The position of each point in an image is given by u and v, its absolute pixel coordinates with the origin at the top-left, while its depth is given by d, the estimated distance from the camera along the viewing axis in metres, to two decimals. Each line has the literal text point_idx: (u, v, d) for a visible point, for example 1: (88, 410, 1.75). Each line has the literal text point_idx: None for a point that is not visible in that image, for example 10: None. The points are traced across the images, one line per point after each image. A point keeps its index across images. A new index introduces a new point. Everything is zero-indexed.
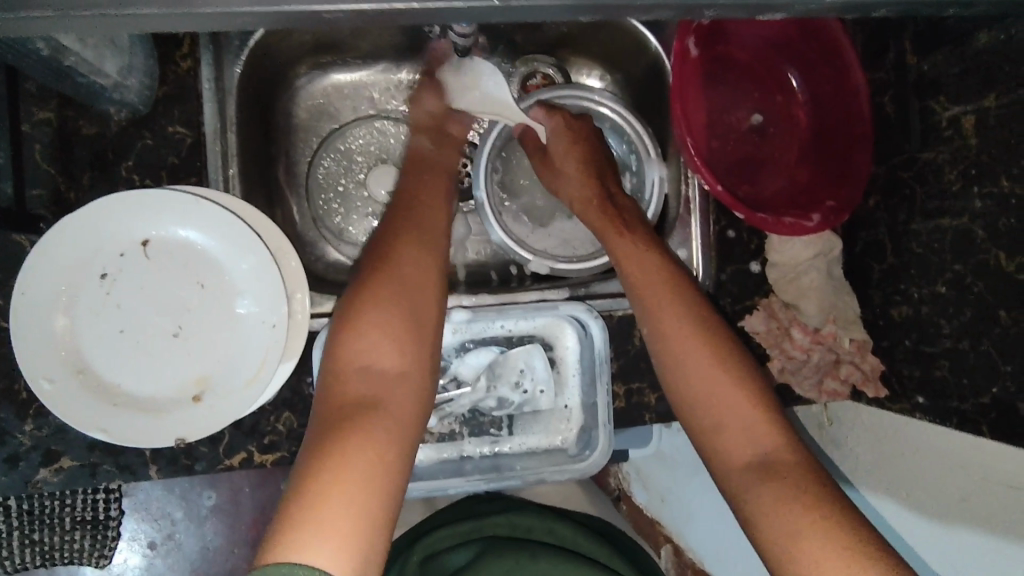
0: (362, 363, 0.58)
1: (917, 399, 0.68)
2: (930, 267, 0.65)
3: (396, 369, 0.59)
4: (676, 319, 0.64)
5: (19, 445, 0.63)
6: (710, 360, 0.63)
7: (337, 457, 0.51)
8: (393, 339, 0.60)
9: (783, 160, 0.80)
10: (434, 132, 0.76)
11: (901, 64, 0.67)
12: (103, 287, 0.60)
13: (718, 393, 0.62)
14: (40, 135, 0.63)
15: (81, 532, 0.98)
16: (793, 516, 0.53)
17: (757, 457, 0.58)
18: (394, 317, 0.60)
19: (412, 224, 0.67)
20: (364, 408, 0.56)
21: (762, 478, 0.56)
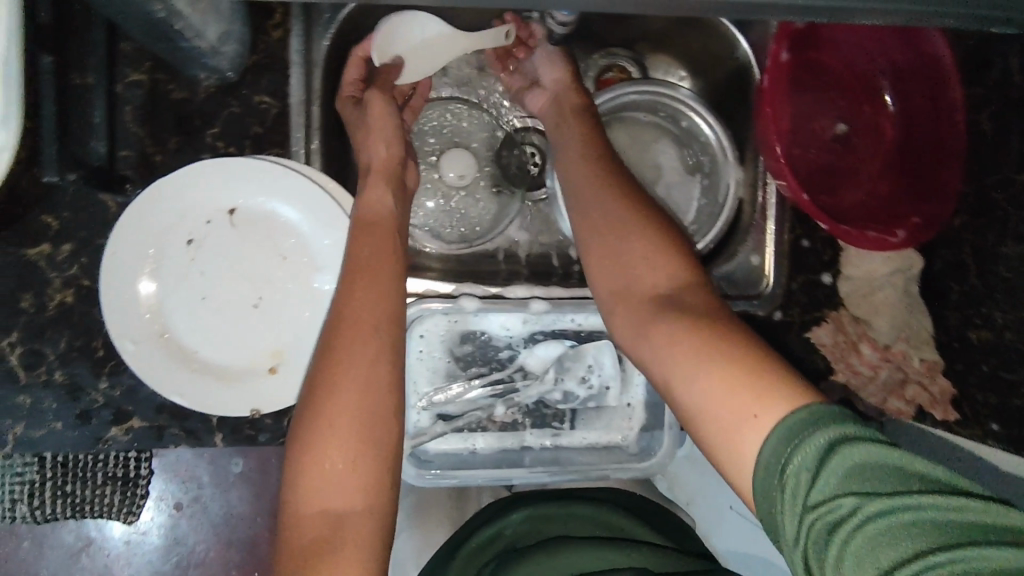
0: (318, 500, 0.51)
1: (991, 426, 0.67)
2: (1019, 293, 0.64)
3: (356, 497, 0.51)
4: (601, 215, 0.63)
5: (92, 401, 0.64)
6: (646, 258, 0.59)
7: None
8: (349, 461, 0.51)
9: (866, 172, 0.78)
10: (394, 180, 0.66)
11: (1005, 80, 0.64)
12: (188, 252, 0.60)
13: (636, 264, 0.60)
14: (130, 95, 0.63)
15: (113, 487, 1.00)
16: (694, 354, 0.51)
17: (660, 296, 0.57)
18: (347, 436, 0.52)
19: (359, 300, 0.56)
20: (320, 555, 0.49)
21: (665, 319, 0.55)
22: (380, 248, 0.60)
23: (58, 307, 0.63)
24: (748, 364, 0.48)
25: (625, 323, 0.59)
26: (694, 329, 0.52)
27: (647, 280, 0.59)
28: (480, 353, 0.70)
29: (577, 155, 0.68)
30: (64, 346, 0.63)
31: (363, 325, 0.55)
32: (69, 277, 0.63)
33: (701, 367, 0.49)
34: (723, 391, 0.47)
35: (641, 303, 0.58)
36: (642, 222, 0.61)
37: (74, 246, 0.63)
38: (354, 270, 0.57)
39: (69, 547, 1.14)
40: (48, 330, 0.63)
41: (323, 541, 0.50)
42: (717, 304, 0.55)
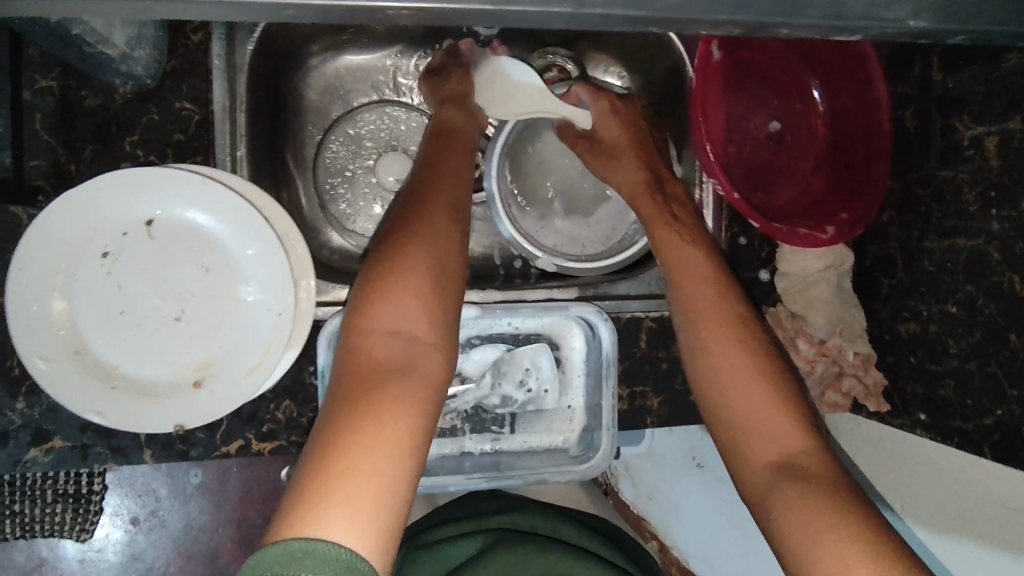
0: (388, 323, 0.56)
1: (919, 416, 0.68)
2: (941, 286, 0.65)
3: (424, 332, 0.57)
4: (727, 369, 0.62)
5: (9, 422, 0.62)
6: (777, 427, 0.59)
7: (360, 416, 0.50)
8: (423, 301, 0.58)
9: (799, 169, 0.79)
10: (460, 104, 0.74)
11: (925, 79, 0.65)
12: (104, 265, 0.58)
13: (761, 420, 0.60)
14: (40, 103, 0.61)
15: (63, 504, 0.96)
16: (814, 523, 0.51)
17: (784, 463, 0.57)
18: (424, 279, 0.58)
19: (440, 188, 0.65)
20: (391, 368, 0.54)
21: (791, 482, 0.55)
22: (456, 155, 0.70)
23: None
24: (871, 545, 0.47)
25: (744, 483, 0.59)
26: (815, 501, 0.52)
27: (768, 442, 0.59)
28: None
29: (690, 270, 0.67)
30: None
31: (444, 204, 0.64)
32: None
33: (829, 538, 0.49)
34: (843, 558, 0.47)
35: (761, 466, 0.58)
36: (768, 381, 0.61)
37: None
38: (436, 170, 0.67)
39: (20, 568, 1.10)
40: None
41: (388, 359, 0.54)
42: (846, 480, 0.54)
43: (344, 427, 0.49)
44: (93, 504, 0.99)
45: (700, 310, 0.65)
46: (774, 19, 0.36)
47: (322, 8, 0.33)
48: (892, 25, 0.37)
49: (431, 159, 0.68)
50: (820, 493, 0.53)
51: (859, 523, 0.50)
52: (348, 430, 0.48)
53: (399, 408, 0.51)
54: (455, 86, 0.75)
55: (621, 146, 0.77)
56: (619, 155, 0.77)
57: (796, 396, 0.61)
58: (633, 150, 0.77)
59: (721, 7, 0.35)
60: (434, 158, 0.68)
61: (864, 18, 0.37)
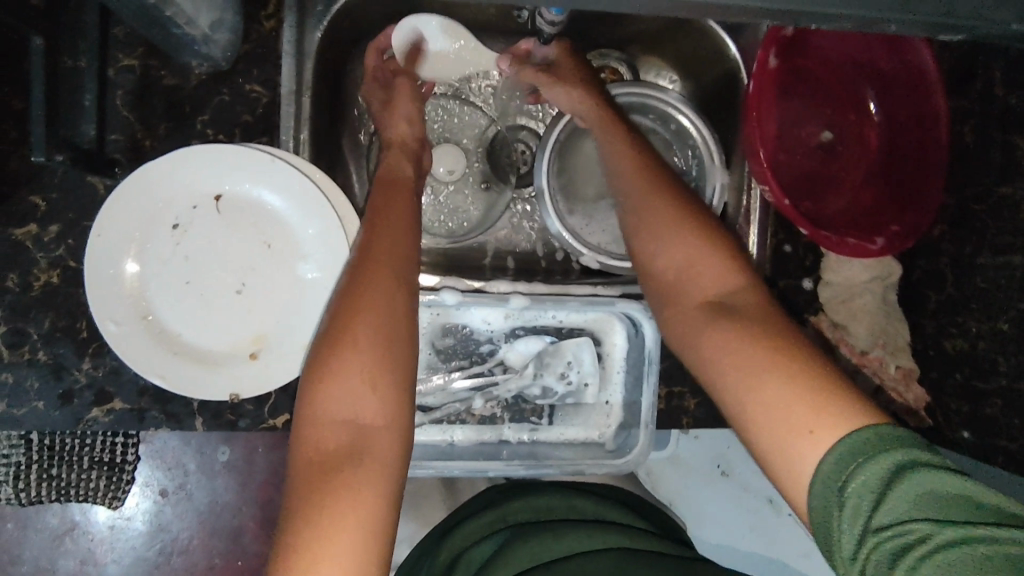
0: (336, 411, 0.53)
1: (963, 434, 0.68)
2: (993, 303, 0.65)
3: (377, 416, 0.54)
4: (670, 260, 0.61)
5: (74, 381, 0.65)
6: (709, 270, 0.59)
7: (312, 522, 0.49)
8: (370, 382, 0.54)
9: (849, 180, 0.79)
10: (409, 153, 0.73)
11: (987, 93, 0.65)
12: (173, 237, 0.60)
13: (695, 265, 0.60)
14: (122, 80, 0.64)
15: (98, 472, 1.00)
16: (748, 358, 0.51)
17: (719, 297, 0.57)
18: (371, 359, 0.55)
19: (387, 241, 0.60)
20: (343, 461, 0.52)
21: (721, 321, 0.55)
22: (399, 201, 0.65)
23: (43, 288, 0.64)
24: (810, 381, 0.48)
25: (678, 315, 0.60)
26: (755, 338, 0.52)
27: (702, 280, 0.59)
28: (461, 346, 0.71)
29: (635, 172, 0.66)
30: (48, 327, 0.64)
31: (389, 264, 0.59)
32: (56, 258, 0.64)
33: (767, 373, 0.50)
34: (785, 404, 0.48)
35: (695, 307, 0.58)
36: (691, 224, 0.61)
37: (60, 227, 0.64)
38: (380, 222, 0.62)
39: (53, 530, 1.14)
40: (33, 310, 0.64)
41: (340, 451, 0.52)
42: (773, 308, 0.55)
43: (300, 536, 0.49)
44: (126, 474, 1.03)
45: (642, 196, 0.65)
46: (881, 15, 0.36)
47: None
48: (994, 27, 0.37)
49: (379, 208, 0.63)
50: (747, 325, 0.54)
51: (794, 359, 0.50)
52: (304, 542, 0.48)
53: (354, 506, 0.50)
54: (401, 133, 0.73)
55: (570, 70, 0.75)
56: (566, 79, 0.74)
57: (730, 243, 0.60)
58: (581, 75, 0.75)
59: (824, 3, 0.35)
60: (379, 209, 0.63)
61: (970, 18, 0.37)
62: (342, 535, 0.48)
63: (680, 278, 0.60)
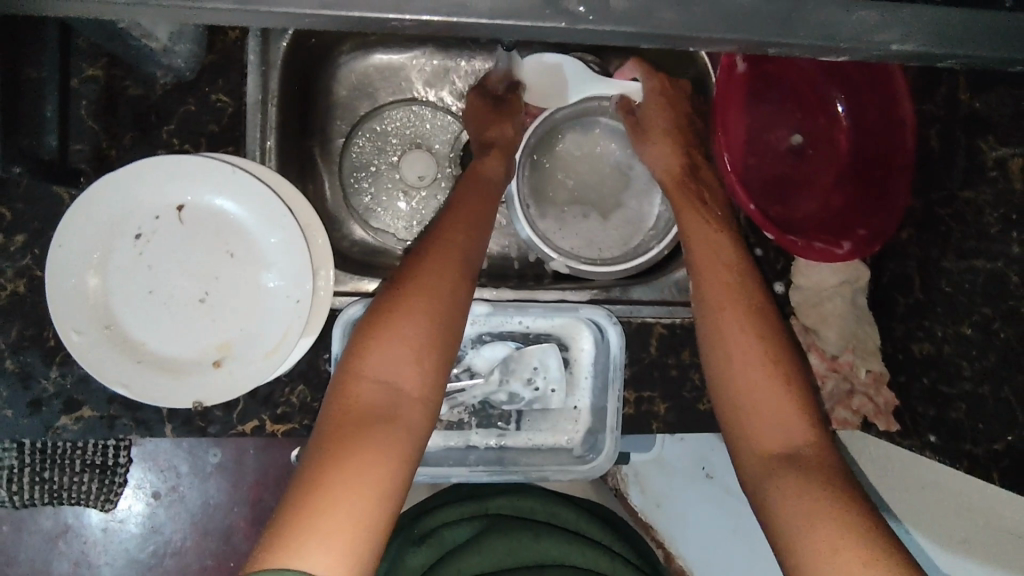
0: (381, 369, 0.56)
1: (930, 438, 0.68)
2: (958, 308, 0.64)
3: (416, 385, 0.57)
4: (741, 388, 0.60)
5: (43, 390, 0.66)
6: (784, 424, 0.58)
7: (339, 459, 0.50)
8: (417, 351, 0.57)
9: (820, 183, 0.79)
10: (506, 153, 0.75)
11: (951, 98, 0.64)
12: (136, 247, 0.61)
13: (761, 394, 0.59)
14: (86, 91, 0.65)
15: (90, 475, 1.00)
16: (813, 514, 0.51)
17: (787, 448, 0.57)
18: (422, 333, 0.58)
19: (457, 236, 0.65)
20: (377, 415, 0.54)
21: (790, 470, 0.55)
22: (476, 200, 0.69)
23: (10, 298, 0.65)
24: (867, 549, 0.48)
25: (742, 458, 0.59)
26: (822, 493, 0.52)
27: (773, 429, 0.58)
28: None
29: (704, 249, 0.67)
30: (15, 336, 0.65)
31: (452, 254, 0.63)
32: (22, 268, 0.65)
33: (824, 527, 0.50)
34: (833, 553, 0.48)
35: (763, 452, 0.58)
36: (764, 345, 0.61)
37: (26, 237, 0.65)
38: (453, 213, 0.67)
39: (47, 532, 1.15)
40: (1, 319, 0.65)
41: (377, 408, 0.54)
42: (846, 474, 0.54)
43: (322, 479, 0.49)
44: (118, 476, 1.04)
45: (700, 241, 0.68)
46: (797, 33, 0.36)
47: (332, 17, 0.34)
48: (878, 49, 0.37)
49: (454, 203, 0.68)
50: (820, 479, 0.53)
51: (835, 498, 0.51)
52: (323, 484, 0.49)
53: (378, 458, 0.51)
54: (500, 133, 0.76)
55: (659, 120, 0.78)
56: (653, 126, 0.78)
57: (786, 340, 0.62)
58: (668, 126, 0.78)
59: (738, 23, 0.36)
60: (457, 201, 0.69)
61: (859, 38, 0.37)
62: (359, 485, 0.49)
63: (732, 366, 0.61)
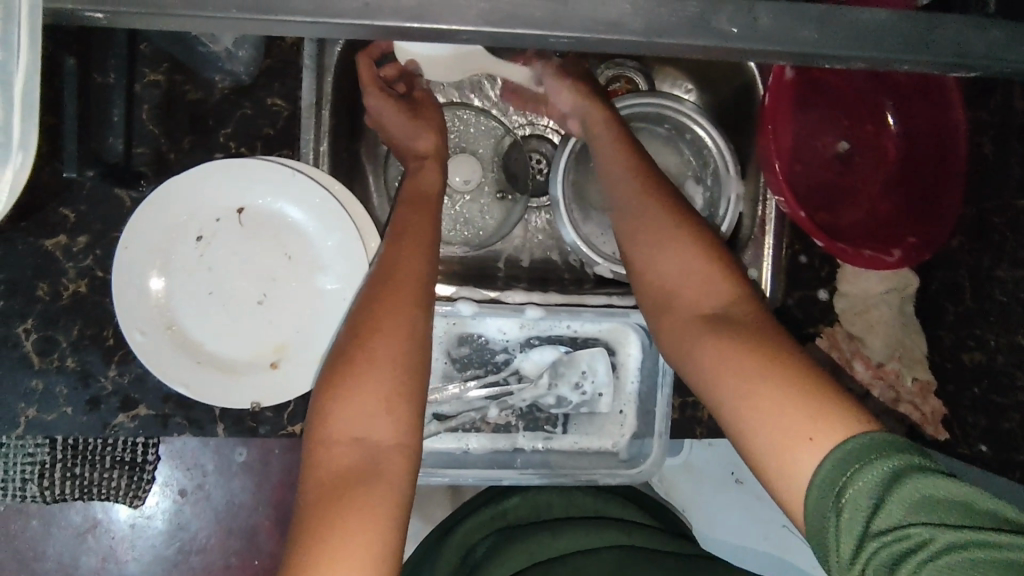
0: (347, 431, 0.52)
1: (980, 447, 0.69)
2: (1012, 317, 0.65)
3: (387, 434, 0.53)
4: (670, 284, 0.58)
5: (101, 388, 0.67)
6: (708, 289, 0.56)
7: (320, 540, 0.48)
8: (382, 402, 0.53)
9: (866, 191, 0.78)
10: (438, 159, 0.70)
11: (1007, 107, 0.65)
12: (197, 248, 0.62)
13: (686, 279, 0.58)
14: (147, 96, 0.66)
15: (120, 471, 1.01)
16: (745, 372, 0.49)
17: (712, 312, 0.55)
18: (383, 382, 0.54)
19: (405, 260, 0.60)
20: (351, 481, 0.51)
21: (717, 334, 0.53)
22: (419, 217, 0.64)
23: (73, 297, 0.67)
24: (809, 393, 0.46)
25: (671, 332, 0.58)
26: (752, 351, 0.50)
27: (699, 297, 0.57)
28: (478, 355, 0.72)
29: (626, 176, 0.65)
30: (77, 335, 0.67)
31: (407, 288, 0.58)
32: (84, 269, 0.67)
33: (763, 388, 0.48)
34: (781, 413, 0.46)
35: (691, 321, 0.56)
36: (692, 242, 0.59)
37: (89, 238, 0.66)
38: (401, 231, 0.62)
39: (76, 527, 1.17)
40: (62, 318, 0.67)
41: (354, 472, 0.51)
42: (770, 323, 0.53)
43: (313, 559, 0.47)
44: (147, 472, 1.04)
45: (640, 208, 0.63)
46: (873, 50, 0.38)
47: (492, 33, 0.37)
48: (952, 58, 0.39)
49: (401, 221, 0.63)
50: (748, 336, 0.51)
51: (793, 370, 0.48)
52: (315, 567, 0.47)
53: (363, 526, 0.49)
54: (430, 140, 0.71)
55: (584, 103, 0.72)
56: (568, 73, 0.75)
57: (723, 249, 0.59)
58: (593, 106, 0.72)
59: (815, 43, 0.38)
60: (399, 219, 0.63)
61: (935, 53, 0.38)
62: (355, 558, 0.47)
63: (657, 261, 0.59)
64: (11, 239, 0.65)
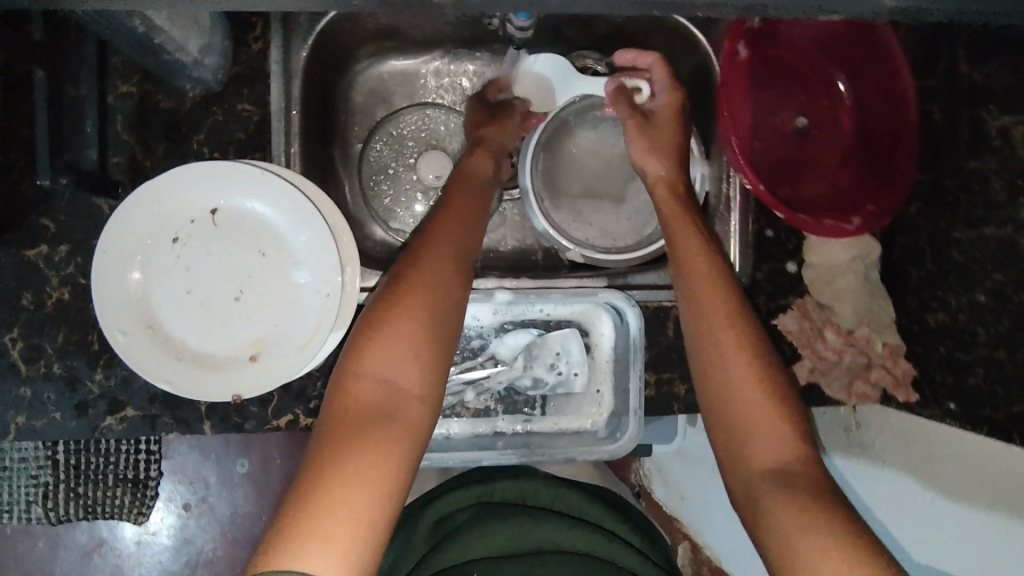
0: (378, 370, 0.57)
1: (949, 405, 0.69)
2: (970, 276, 0.66)
3: (415, 383, 0.58)
4: (740, 413, 0.60)
5: (89, 392, 0.69)
6: (772, 439, 0.58)
7: (339, 460, 0.51)
8: (414, 352, 0.58)
9: (826, 164, 0.80)
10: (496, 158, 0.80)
11: (952, 71, 0.67)
12: (174, 250, 0.64)
13: (756, 411, 0.60)
14: (121, 107, 0.69)
15: (122, 489, 1.03)
16: (803, 522, 0.50)
17: (778, 464, 0.57)
18: (416, 331, 0.59)
19: (446, 239, 0.67)
20: (376, 415, 0.55)
21: (780, 489, 0.54)
22: (468, 202, 0.73)
23: (57, 305, 0.69)
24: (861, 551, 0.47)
25: (735, 477, 0.59)
26: (811, 510, 0.51)
27: (765, 447, 0.58)
28: None
29: (693, 265, 0.67)
30: (62, 341, 0.69)
31: (444, 258, 0.64)
32: (67, 276, 0.69)
33: (812, 537, 0.49)
34: (822, 552, 0.48)
35: (756, 470, 0.57)
36: (740, 329, 0.63)
37: (70, 247, 0.69)
38: (447, 211, 0.71)
39: (82, 547, 1.19)
40: (48, 326, 0.69)
41: (376, 408, 0.55)
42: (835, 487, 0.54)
43: (320, 475, 0.50)
44: (151, 489, 1.05)
45: (689, 279, 0.67)
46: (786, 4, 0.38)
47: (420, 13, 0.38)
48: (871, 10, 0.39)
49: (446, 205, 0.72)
50: (809, 493, 0.53)
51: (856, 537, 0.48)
52: (325, 480, 0.50)
53: (380, 455, 0.52)
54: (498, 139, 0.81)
55: (670, 129, 0.78)
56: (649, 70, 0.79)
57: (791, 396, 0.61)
58: (678, 136, 0.78)
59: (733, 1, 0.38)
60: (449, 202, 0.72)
61: None
62: (364, 479, 0.50)
63: (726, 386, 0.61)
64: None
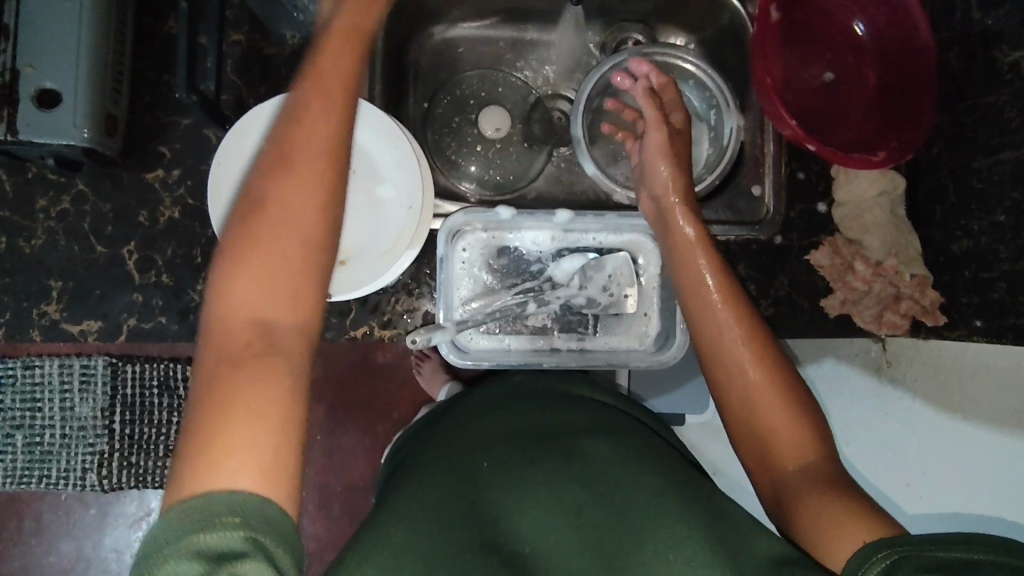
0: (242, 300, 0.45)
1: (975, 323, 0.76)
2: (990, 199, 0.73)
3: (289, 310, 0.45)
4: (764, 425, 0.59)
5: (191, 299, 0.78)
6: (797, 441, 0.57)
7: (227, 403, 0.42)
8: (274, 274, 0.45)
9: (854, 114, 0.87)
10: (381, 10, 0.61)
11: (967, 20, 0.76)
12: None
13: (770, 414, 0.59)
14: (232, 53, 0.80)
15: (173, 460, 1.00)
16: (826, 504, 0.51)
17: (807, 462, 0.56)
18: (283, 255, 0.45)
19: (308, 126, 0.47)
20: (253, 351, 0.44)
21: (815, 489, 0.53)
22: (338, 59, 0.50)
23: (168, 223, 0.78)
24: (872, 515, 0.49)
25: (763, 474, 0.58)
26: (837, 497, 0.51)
27: (790, 449, 0.57)
28: (517, 265, 0.82)
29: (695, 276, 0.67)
30: (171, 254, 0.78)
31: (316, 153, 0.47)
32: (178, 197, 0.78)
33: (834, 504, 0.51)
34: (835, 517, 0.50)
35: (785, 471, 0.56)
36: (759, 347, 0.62)
37: (182, 171, 0.79)
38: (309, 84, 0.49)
39: (131, 517, 1.08)
40: (159, 240, 0.78)
41: (250, 347, 0.44)
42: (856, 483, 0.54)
43: (212, 423, 0.42)
44: None
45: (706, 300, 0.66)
46: None
47: None
48: None
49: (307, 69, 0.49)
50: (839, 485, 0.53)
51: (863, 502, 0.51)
52: (218, 437, 0.41)
53: (266, 393, 0.43)
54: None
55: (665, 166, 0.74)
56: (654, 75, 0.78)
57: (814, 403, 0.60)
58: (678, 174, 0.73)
59: None
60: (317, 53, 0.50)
61: None
62: (264, 417, 0.43)
63: (744, 389, 0.60)
64: (119, 174, 0.78)
